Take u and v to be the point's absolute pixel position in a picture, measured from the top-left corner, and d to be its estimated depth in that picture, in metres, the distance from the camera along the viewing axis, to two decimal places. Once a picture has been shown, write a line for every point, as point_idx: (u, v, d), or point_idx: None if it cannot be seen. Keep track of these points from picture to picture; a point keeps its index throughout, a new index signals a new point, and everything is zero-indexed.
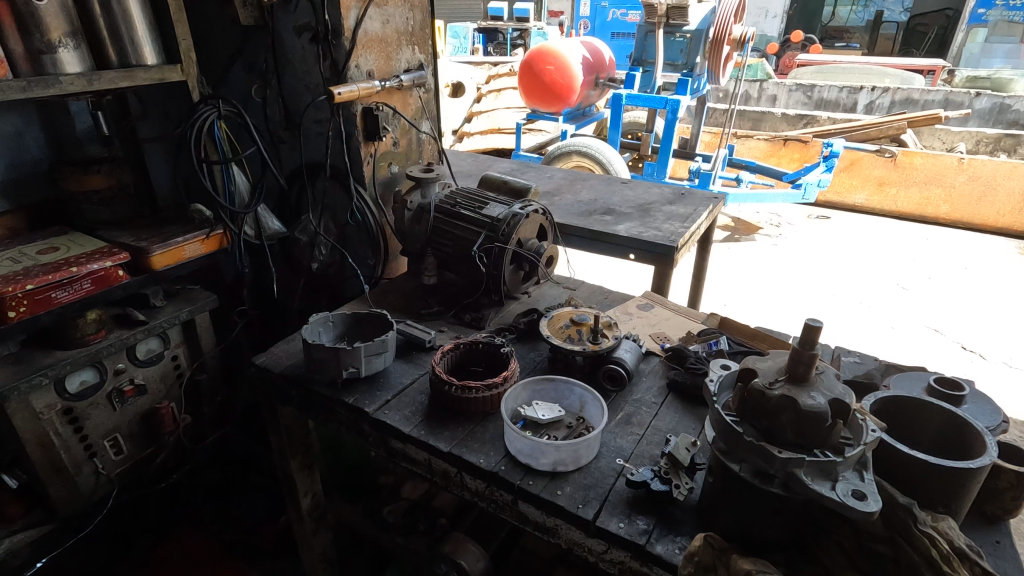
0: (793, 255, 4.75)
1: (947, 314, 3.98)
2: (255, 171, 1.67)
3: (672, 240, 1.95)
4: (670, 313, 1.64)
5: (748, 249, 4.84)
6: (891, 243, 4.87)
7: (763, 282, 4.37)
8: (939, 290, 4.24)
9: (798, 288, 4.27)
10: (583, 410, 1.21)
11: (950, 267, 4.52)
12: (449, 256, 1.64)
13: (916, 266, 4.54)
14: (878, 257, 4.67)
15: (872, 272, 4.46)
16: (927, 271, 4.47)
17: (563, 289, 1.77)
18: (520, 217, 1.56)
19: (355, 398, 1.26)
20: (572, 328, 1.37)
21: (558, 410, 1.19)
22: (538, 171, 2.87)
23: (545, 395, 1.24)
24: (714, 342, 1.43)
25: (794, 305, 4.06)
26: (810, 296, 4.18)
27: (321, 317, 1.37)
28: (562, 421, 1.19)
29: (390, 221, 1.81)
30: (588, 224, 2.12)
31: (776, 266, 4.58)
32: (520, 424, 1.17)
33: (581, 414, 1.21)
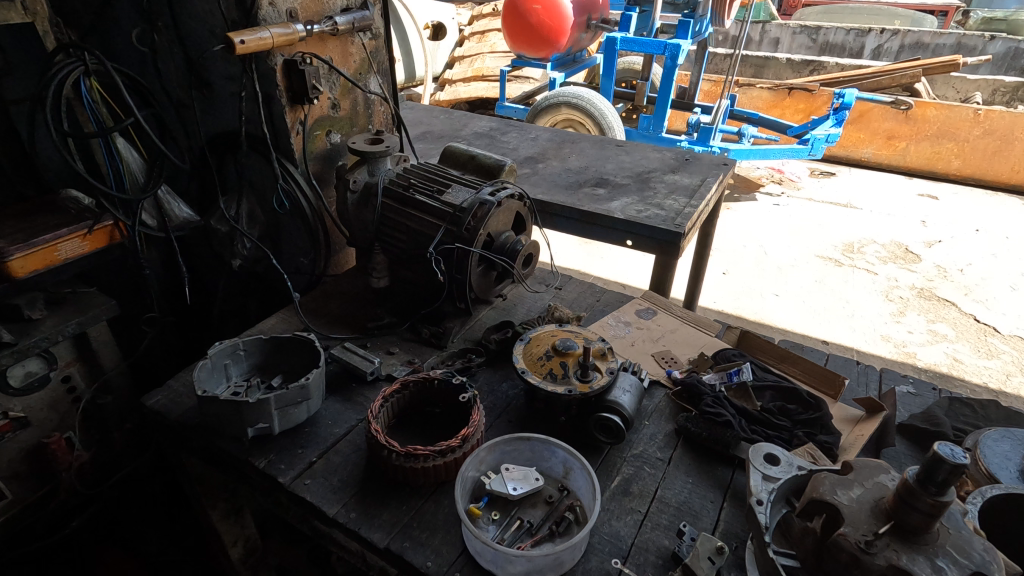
0: (798, 216, 4.43)
1: (959, 281, 3.71)
2: (153, 145, 1.29)
3: (677, 224, 1.62)
4: (678, 323, 1.33)
5: (750, 209, 4.51)
6: (901, 203, 4.55)
7: (765, 247, 4.06)
8: (951, 255, 3.96)
9: (803, 254, 3.97)
10: (565, 478, 0.92)
11: (963, 229, 4.23)
12: (403, 254, 1.30)
13: (926, 229, 4.24)
14: (888, 219, 4.35)
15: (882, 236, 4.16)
16: (938, 234, 4.18)
17: (546, 290, 1.45)
18: (490, 205, 1.21)
19: (268, 461, 0.95)
20: (554, 358, 1.06)
21: (533, 481, 0.90)
22: (520, 131, 2.48)
23: (516, 459, 0.94)
24: (734, 372, 1.10)
25: (798, 274, 3.77)
26: (816, 262, 3.88)
27: (228, 344, 1.06)
28: (538, 496, 0.90)
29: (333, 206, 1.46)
30: (577, 201, 1.77)
31: (780, 228, 4.27)
32: (484, 504, 0.87)
33: (563, 484, 0.91)
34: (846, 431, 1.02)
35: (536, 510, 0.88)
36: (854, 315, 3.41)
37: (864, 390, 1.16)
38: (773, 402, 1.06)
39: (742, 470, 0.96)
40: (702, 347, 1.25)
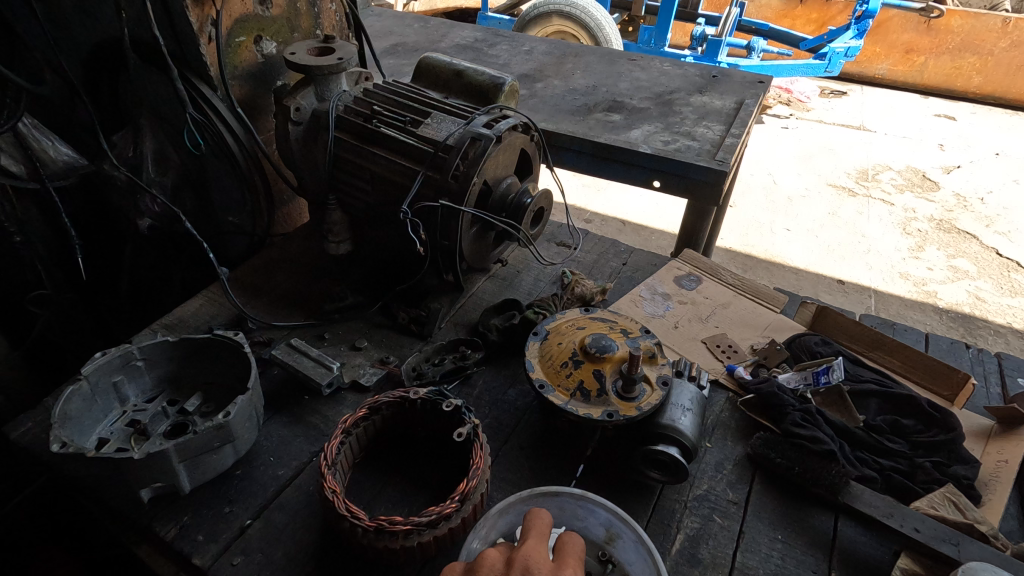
0: (807, 121, 3.58)
1: (986, 202, 3.00)
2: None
3: (719, 159, 1.28)
4: (731, 294, 1.03)
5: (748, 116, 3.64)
6: (921, 103, 3.73)
7: (768, 164, 3.26)
8: (978, 169, 3.20)
9: (813, 171, 3.19)
10: (607, 540, 0.64)
11: (990, 136, 3.45)
12: (369, 211, 0.96)
13: (950, 136, 3.45)
14: (908, 124, 3.55)
15: (901, 144, 3.38)
16: (963, 143, 3.40)
17: (556, 252, 1.13)
18: (486, 142, 0.86)
19: (179, 528, 0.67)
20: (583, 364, 0.75)
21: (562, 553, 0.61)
22: (511, 42, 2.05)
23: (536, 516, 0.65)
24: (823, 369, 0.81)
25: (808, 197, 3.01)
26: (828, 181, 3.11)
27: (118, 351, 0.73)
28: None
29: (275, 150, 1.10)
30: (589, 131, 1.41)
31: (784, 139, 3.44)
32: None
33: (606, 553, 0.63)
34: (978, 451, 0.76)
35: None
36: (869, 250, 2.70)
37: (984, 388, 0.88)
38: (878, 415, 0.79)
39: (847, 518, 0.70)
40: (767, 329, 0.95)
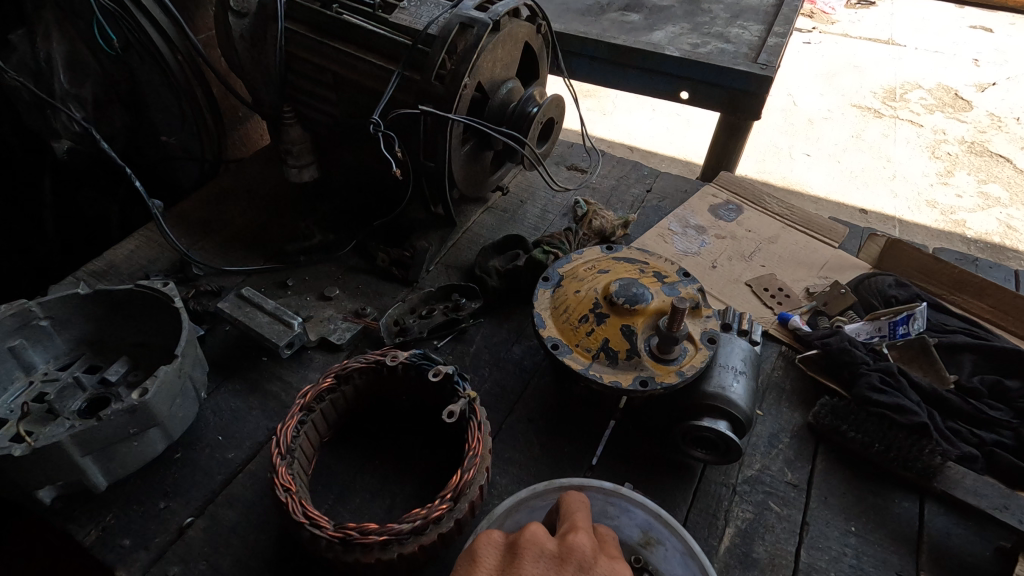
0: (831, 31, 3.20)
1: None
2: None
3: (761, 62, 1.06)
4: (778, 227, 0.85)
5: None
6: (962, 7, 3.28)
7: (787, 83, 2.93)
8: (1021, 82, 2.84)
9: (837, 89, 2.86)
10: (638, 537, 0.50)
11: None
12: (335, 126, 0.77)
13: (992, 45, 3.05)
14: (945, 31, 3.14)
15: (936, 55, 3.00)
16: (1006, 52, 3.00)
17: (567, 177, 0.94)
18: (483, 29, 0.65)
19: (101, 532, 0.53)
20: (610, 320, 0.59)
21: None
22: None
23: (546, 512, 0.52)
24: (900, 318, 0.66)
25: (830, 118, 2.71)
26: (853, 100, 2.79)
27: (11, 310, 0.57)
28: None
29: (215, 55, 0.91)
30: (603, 32, 1.18)
31: (805, 53, 3.08)
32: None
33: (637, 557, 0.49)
34: None
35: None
36: (894, 176, 2.45)
37: None
38: (972, 375, 0.63)
39: (939, 505, 0.56)
40: (824, 269, 0.79)
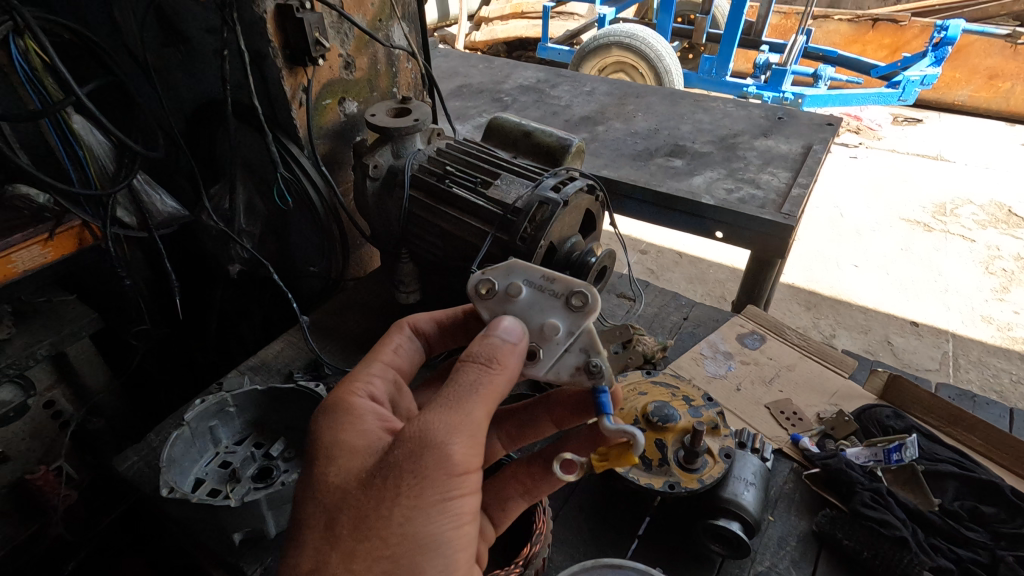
0: (882, 156, 3.46)
1: None
2: (114, 70, 0.97)
3: (784, 212, 1.26)
4: (795, 356, 1.01)
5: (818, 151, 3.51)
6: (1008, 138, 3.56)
7: (838, 196, 3.14)
8: None
9: (888, 204, 3.05)
10: (478, 275, 0.60)
11: None
12: (439, 264, 1.02)
13: None
14: (993, 159, 3.38)
15: (985, 179, 3.19)
16: None
17: (617, 304, 1.14)
18: (554, 206, 0.90)
19: (263, 568, 0.72)
20: (646, 435, 0.76)
21: (582, 322, 0.58)
22: (572, 84, 2.15)
23: (452, 321, 0.71)
24: (894, 446, 0.79)
25: (880, 232, 2.87)
26: (902, 217, 2.95)
27: (215, 400, 0.80)
28: (540, 302, 0.59)
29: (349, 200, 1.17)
30: (651, 179, 1.43)
31: (858, 171, 3.32)
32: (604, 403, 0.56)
33: (485, 286, 0.59)
34: None
35: (514, 325, 0.56)
36: (947, 290, 2.55)
37: None
38: (955, 499, 0.76)
39: None
40: (834, 396, 0.93)
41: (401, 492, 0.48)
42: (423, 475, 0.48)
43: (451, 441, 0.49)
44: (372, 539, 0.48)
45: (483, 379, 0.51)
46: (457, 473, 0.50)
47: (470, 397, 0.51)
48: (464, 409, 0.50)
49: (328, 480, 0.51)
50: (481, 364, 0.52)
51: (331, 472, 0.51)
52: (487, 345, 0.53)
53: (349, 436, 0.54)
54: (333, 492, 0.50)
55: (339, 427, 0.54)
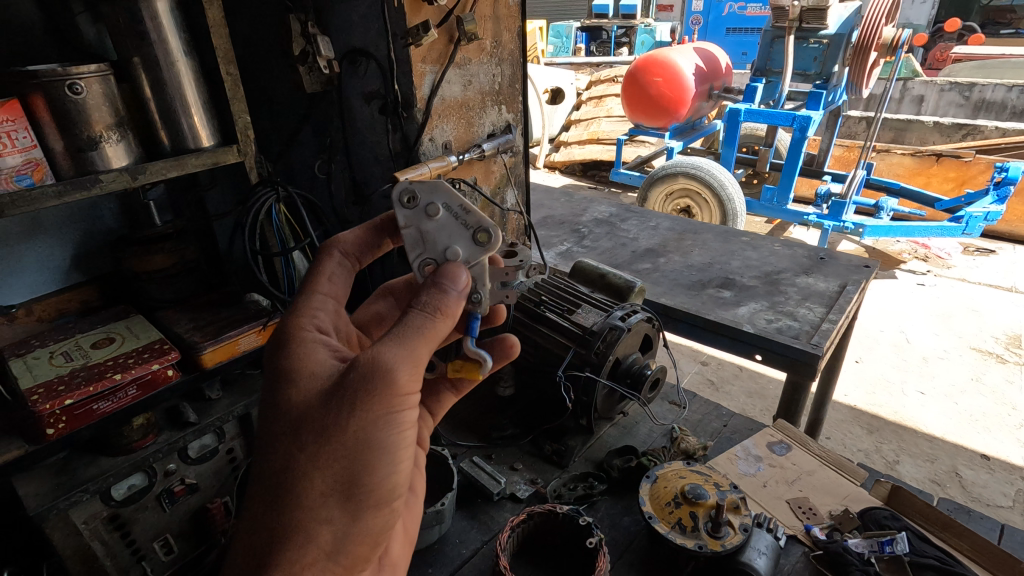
0: (950, 285, 3.59)
1: None
2: (327, 223, 1.46)
3: (814, 343, 1.53)
4: (816, 464, 1.24)
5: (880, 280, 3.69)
6: None
7: (900, 323, 3.27)
8: None
9: (954, 334, 3.14)
10: (405, 185, 0.79)
11: None
12: (529, 366, 1.36)
13: None
14: None
15: None
16: None
17: (668, 408, 1.43)
18: (620, 331, 1.23)
19: None
20: (683, 507, 1.02)
21: (481, 254, 0.79)
22: (640, 219, 2.56)
23: (369, 237, 0.90)
24: (886, 540, 1.00)
25: (944, 361, 2.96)
26: (968, 349, 3.03)
27: None
28: (454, 227, 0.80)
29: None
30: (702, 308, 1.74)
31: (923, 300, 3.46)
32: (471, 326, 0.82)
33: (409, 196, 0.79)
34: None
35: (461, 279, 0.74)
36: (1021, 424, 2.58)
37: None
38: None
39: None
40: (845, 499, 1.16)
41: (356, 405, 0.65)
42: (371, 393, 0.65)
43: (396, 369, 0.65)
44: (329, 445, 0.65)
45: (429, 324, 0.68)
46: (399, 391, 0.67)
47: (415, 336, 0.67)
48: (412, 345, 0.67)
49: (292, 399, 0.68)
50: (428, 312, 0.69)
51: (292, 394, 0.68)
52: (434, 299, 0.70)
53: (305, 363, 0.71)
54: (297, 409, 0.67)
55: (300, 356, 0.72)
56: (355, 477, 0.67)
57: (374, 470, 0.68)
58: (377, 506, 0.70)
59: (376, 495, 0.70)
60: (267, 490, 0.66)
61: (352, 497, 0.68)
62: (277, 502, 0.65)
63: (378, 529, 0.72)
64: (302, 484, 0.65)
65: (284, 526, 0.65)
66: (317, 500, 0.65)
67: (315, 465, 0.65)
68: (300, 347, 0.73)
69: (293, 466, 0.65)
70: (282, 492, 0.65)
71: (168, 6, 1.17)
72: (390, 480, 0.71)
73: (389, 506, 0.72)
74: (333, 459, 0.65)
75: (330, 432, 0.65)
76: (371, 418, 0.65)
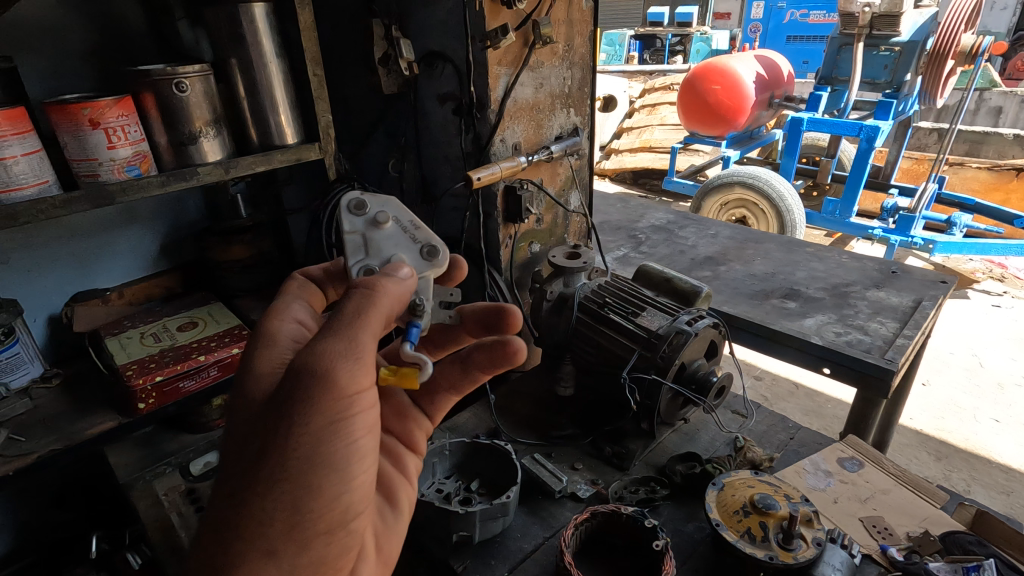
0: None
1: None
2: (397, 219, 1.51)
3: (888, 358, 1.47)
4: (891, 483, 1.20)
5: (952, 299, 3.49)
6: None
7: (973, 346, 3.08)
8: None
9: None
10: (356, 196, 0.82)
11: None
12: (591, 367, 1.36)
13: None
14: None
15: None
16: None
17: (731, 418, 1.40)
18: (687, 335, 1.22)
19: (465, 566, 1.03)
20: (752, 517, 1.00)
21: (425, 267, 0.80)
22: (698, 227, 2.53)
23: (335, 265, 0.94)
24: (972, 567, 0.96)
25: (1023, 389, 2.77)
26: None
27: (437, 446, 1.18)
28: (402, 240, 0.82)
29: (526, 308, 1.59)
30: (766, 318, 1.70)
31: (1000, 322, 3.25)
32: (411, 332, 0.74)
33: (359, 205, 0.82)
34: None
35: (402, 269, 0.74)
36: None
37: None
38: None
39: None
40: (925, 521, 1.10)
41: (296, 415, 0.61)
42: (312, 400, 0.61)
43: (334, 369, 0.61)
44: (271, 457, 0.62)
45: (369, 312, 0.65)
46: (343, 394, 0.62)
47: (356, 326, 0.63)
48: (352, 337, 0.63)
49: (248, 405, 0.67)
50: (367, 292, 0.67)
51: (248, 401, 0.68)
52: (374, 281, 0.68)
53: (265, 368, 0.71)
54: (248, 418, 0.66)
55: (262, 360, 0.72)
56: (300, 502, 0.63)
57: (322, 488, 0.64)
58: (328, 532, 0.67)
59: (325, 518, 0.65)
60: (216, 524, 0.63)
61: (297, 523, 0.63)
62: (221, 532, 0.62)
63: (335, 554, 0.69)
64: (246, 513, 0.62)
65: (224, 560, 0.61)
66: (258, 528, 0.62)
67: (257, 478, 0.62)
68: (263, 351, 0.73)
69: (239, 490, 0.62)
70: (227, 523, 0.62)
71: (264, 11, 1.24)
72: (344, 499, 0.67)
73: (343, 528, 0.68)
74: (276, 480, 0.62)
75: (274, 448, 0.62)
76: (313, 429, 0.62)
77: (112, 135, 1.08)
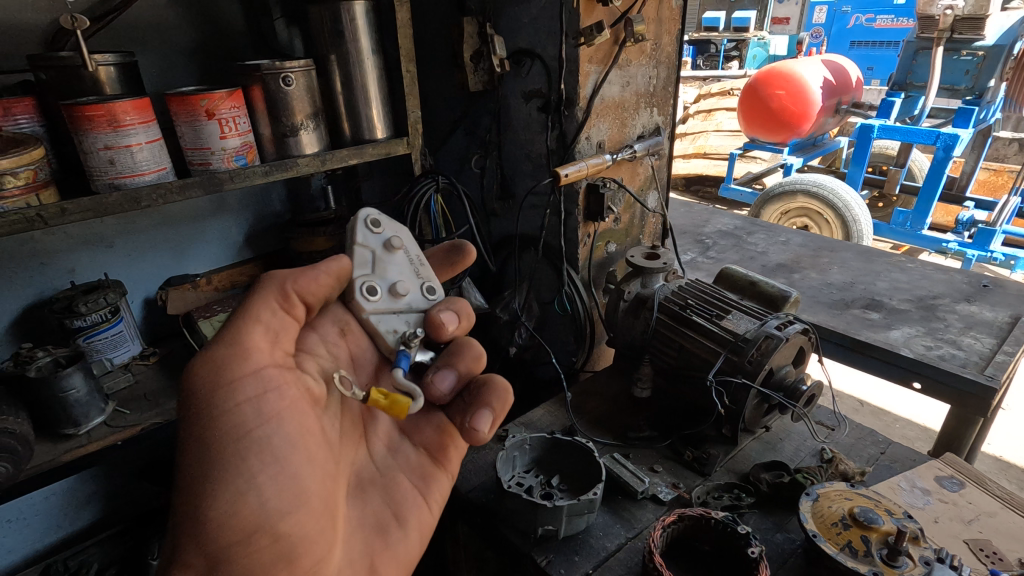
0: None
1: None
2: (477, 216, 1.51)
3: (988, 375, 1.39)
4: (997, 506, 1.13)
5: None
6: None
7: None
8: None
9: None
10: (369, 212, 0.81)
11: None
12: (670, 369, 1.34)
13: None
14: None
15: None
16: None
17: (816, 428, 1.35)
18: (777, 340, 1.19)
19: (548, 560, 1.03)
20: (851, 530, 0.97)
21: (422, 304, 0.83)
22: (768, 233, 2.46)
23: None
24: None
25: None
26: None
27: (519, 440, 1.19)
28: (406, 268, 0.83)
29: (600, 307, 1.58)
30: (849, 328, 1.64)
31: None
32: (400, 361, 0.78)
33: (373, 222, 0.81)
34: None
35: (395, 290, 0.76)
36: None
37: None
38: None
39: None
40: None
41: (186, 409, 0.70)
42: (196, 396, 0.70)
43: (209, 362, 0.69)
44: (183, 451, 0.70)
45: (246, 309, 0.71)
46: (221, 385, 0.69)
47: (236, 324, 0.71)
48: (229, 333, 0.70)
49: None
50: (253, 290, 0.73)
51: None
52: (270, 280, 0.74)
53: None
54: None
55: None
56: (201, 497, 0.68)
57: (224, 482, 0.69)
58: (246, 537, 0.69)
59: (239, 516, 0.69)
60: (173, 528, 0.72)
61: (211, 518, 0.68)
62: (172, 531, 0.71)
63: (269, 560, 0.71)
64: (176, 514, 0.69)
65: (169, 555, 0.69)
66: (184, 523, 0.68)
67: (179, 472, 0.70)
68: None
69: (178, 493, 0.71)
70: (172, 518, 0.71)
71: (365, 8, 1.29)
72: (255, 501, 0.69)
73: (267, 529, 0.70)
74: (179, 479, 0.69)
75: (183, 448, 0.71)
76: (197, 423, 0.69)
77: (224, 125, 1.14)
